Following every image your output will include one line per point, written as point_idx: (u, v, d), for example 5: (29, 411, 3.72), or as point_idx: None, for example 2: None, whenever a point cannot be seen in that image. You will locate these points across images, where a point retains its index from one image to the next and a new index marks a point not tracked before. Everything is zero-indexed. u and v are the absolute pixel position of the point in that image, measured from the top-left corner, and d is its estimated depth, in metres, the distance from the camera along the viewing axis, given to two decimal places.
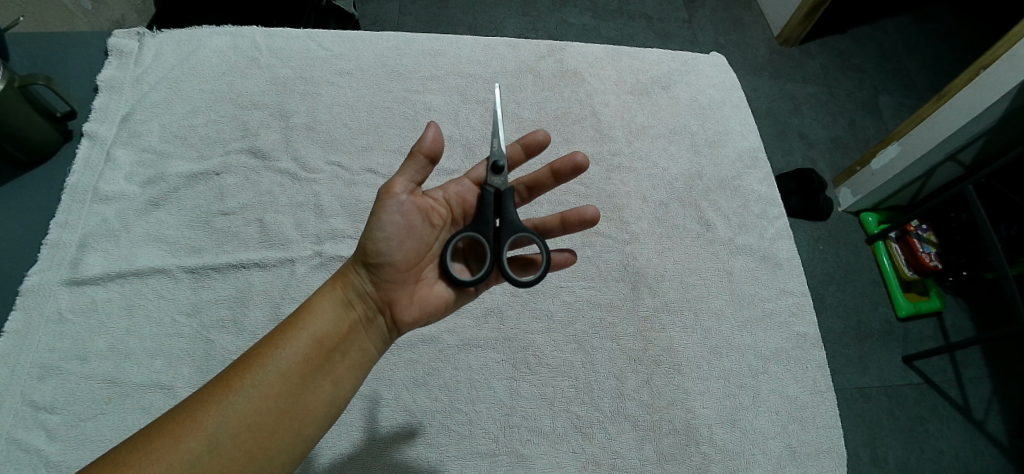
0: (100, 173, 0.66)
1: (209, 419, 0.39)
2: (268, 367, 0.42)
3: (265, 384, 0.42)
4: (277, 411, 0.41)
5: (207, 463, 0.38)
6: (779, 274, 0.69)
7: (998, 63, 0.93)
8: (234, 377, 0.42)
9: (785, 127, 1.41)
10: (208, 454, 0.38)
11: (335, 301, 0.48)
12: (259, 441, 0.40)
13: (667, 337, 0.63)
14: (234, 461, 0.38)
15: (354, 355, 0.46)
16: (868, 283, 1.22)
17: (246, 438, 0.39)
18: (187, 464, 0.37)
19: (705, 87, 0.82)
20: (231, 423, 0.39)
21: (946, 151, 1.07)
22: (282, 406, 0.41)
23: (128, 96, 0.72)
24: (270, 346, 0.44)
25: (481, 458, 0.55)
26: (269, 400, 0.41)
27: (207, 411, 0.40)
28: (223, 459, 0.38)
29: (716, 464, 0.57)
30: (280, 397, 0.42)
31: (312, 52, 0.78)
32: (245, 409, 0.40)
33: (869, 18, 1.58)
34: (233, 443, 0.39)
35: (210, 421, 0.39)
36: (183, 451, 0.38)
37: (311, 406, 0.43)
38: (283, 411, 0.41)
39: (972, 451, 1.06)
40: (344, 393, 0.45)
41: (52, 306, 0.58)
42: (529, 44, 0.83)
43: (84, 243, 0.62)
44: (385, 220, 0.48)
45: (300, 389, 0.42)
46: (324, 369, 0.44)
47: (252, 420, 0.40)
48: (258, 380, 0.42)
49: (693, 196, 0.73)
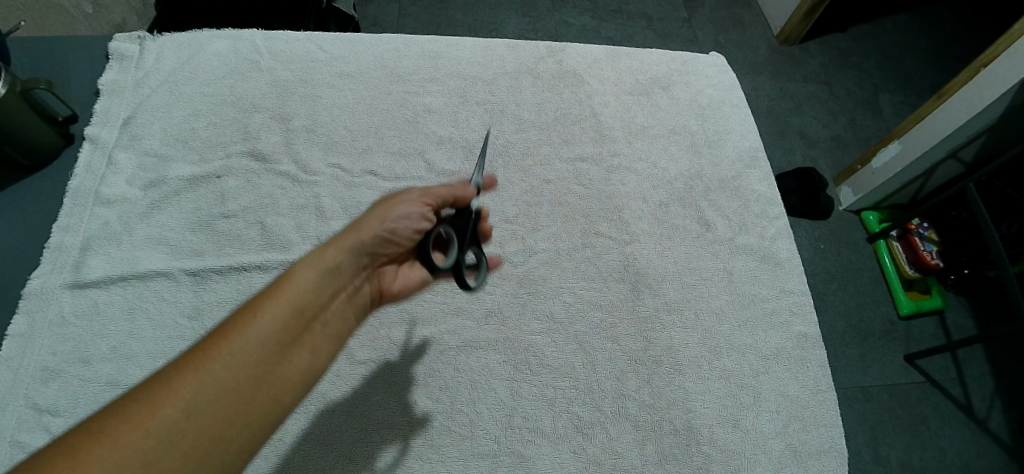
0: (102, 176, 0.67)
1: (185, 386, 0.36)
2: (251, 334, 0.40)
3: (244, 352, 0.39)
4: (257, 378, 0.39)
5: (185, 431, 0.35)
6: (779, 273, 0.69)
7: (998, 61, 0.93)
8: (211, 343, 0.39)
9: (785, 126, 1.41)
10: (186, 422, 0.35)
11: (322, 266, 0.46)
12: (237, 407, 0.38)
13: (667, 337, 0.63)
14: (213, 428, 0.36)
15: (332, 326, 0.46)
16: (868, 281, 1.22)
17: (226, 406, 0.37)
18: (163, 432, 0.34)
19: (705, 87, 0.82)
20: (210, 389, 0.37)
21: (946, 150, 1.07)
22: (262, 374, 0.39)
23: (130, 101, 0.72)
24: (247, 313, 0.41)
25: (482, 459, 0.55)
26: (248, 367, 0.39)
27: (183, 377, 0.36)
28: (201, 426, 0.35)
29: (717, 464, 0.58)
30: (261, 364, 0.40)
31: (312, 55, 0.78)
32: (223, 375, 0.38)
33: (867, 16, 1.59)
34: (211, 410, 0.36)
35: (185, 387, 0.36)
36: (156, 417, 0.34)
37: (290, 374, 0.41)
38: (263, 378, 0.39)
39: (974, 449, 1.06)
40: (320, 362, 0.44)
41: (55, 309, 0.58)
42: (529, 46, 0.83)
43: (87, 247, 0.62)
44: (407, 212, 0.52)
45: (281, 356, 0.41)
46: (305, 336, 0.43)
47: (232, 387, 0.38)
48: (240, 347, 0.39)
49: (692, 196, 0.73)
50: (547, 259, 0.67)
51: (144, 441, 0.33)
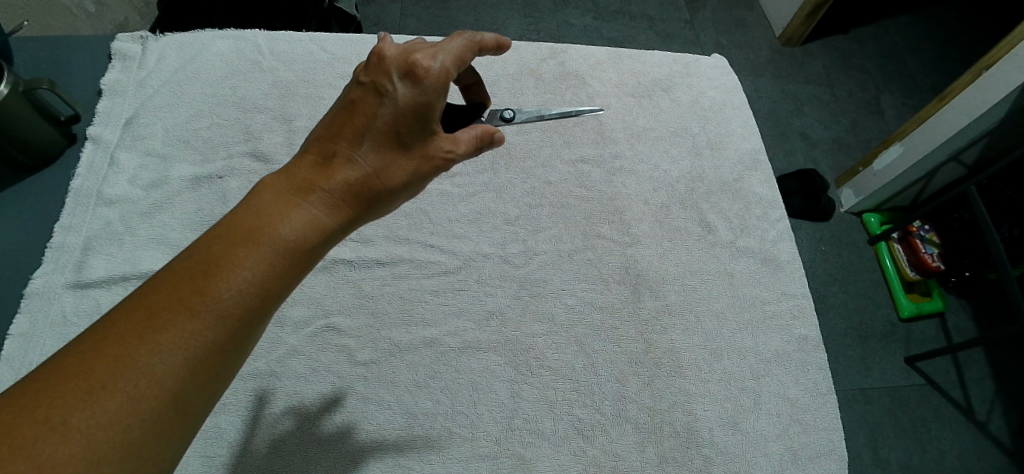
0: (104, 176, 0.67)
1: (157, 365, 0.32)
2: (221, 303, 0.35)
3: (224, 319, 0.35)
4: (235, 348, 0.35)
5: (162, 418, 0.32)
6: (781, 276, 0.69)
7: (999, 64, 0.93)
8: (183, 307, 0.34)
9: (786, 127, 1.41)
10: (163, 407, 0.32)
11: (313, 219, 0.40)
12: (209, 382, 0.34)
13: (669, 339, 0.63)
14: (186, 412, 0.33)
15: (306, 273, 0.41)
16: (869, 283, 1.22)
17: (202, 382, 0.34)
18: (133, 420, 0.31)
19: (707, 89, 0.82)
20: (186, 365, 0.33)
21: (948, 152, 1.07)
22: (240, 343, 0.36)
23: (132, 101, 0.72)
24: (224, 268, 0.35)
25: (482, 460, 0.55)
26: (229, 338, 0.35)
27: (155, 351, 0.32)
28: (172, 413, 0.32)
29: (717, 466, 0.58)
30: (241, 334, 0.35)
31: (314, 56, 0.78)
32: (202, 345, 0.34)
33: (869, 18, 1.59)
34: (185, 392, 0.33)
35: (157, 367, 0.32)
36: (125, 406, 0.30)
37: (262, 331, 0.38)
38: (238, 347, 0.35)
39: (974, 452, 1.06)
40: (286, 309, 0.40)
41: (57, 309, 0.58)
42: (531, 47, 0.83)
43: (88, 247, 0.62)
44: (429, 165, 0.46)
45: (254, 323, 0.36)
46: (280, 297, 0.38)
47: (208, 361, 0.34)
48: (207, 317, 0.34)
49: (694, 198, 0.73)
50: (547, 261, 0.67)
51: (115, 431, 0.30)
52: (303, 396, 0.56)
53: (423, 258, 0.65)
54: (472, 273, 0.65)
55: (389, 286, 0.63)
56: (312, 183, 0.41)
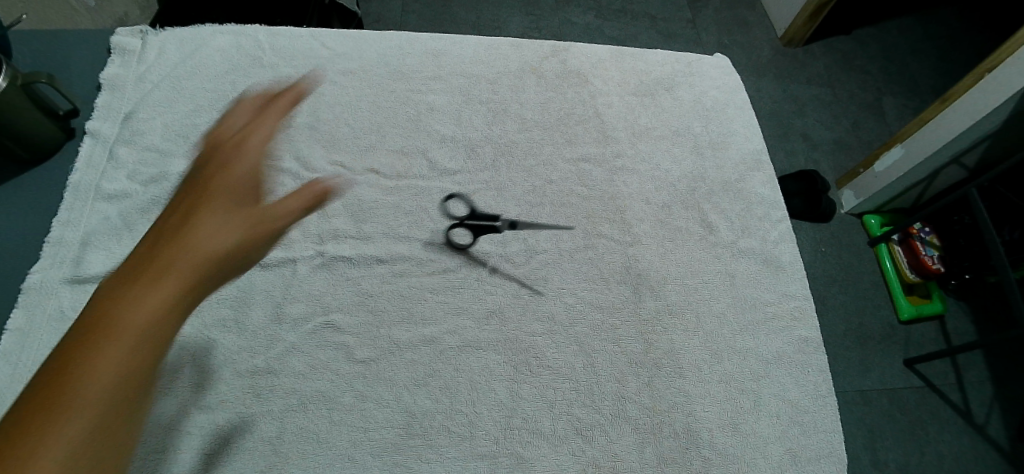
0: (103, 171, 0.66)
1: (65, 426, 0.32)
2: (116, 354, 0.36)
3: (120, 365, 0.36)
4: (132, 393, 0.36)
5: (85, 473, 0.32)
6: (782, 277, 0.69)
7: (1003, 66, 0.93)
8: (70, 370, 0.34)
9: (788, 128, 1.40)
10: (83, 462, 0.32)
11: (197, 273, 0.43)
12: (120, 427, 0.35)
13: (669, 340, 0.63)
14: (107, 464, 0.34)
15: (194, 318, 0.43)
16: (869, 285, 1.21)
17: (114, 430, 0.34)
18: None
19: (709, 89, 0.82)
20: (92, 418, 0.33)
21: (950, 154, 1.06)
22: (139, 385, 0.37)
23: (132, 95, 0.72)
24: (103, 326, 0.37)
25: (481, 459, 0.55)
26: (125, 385, 0.36)
27: (56, 416, 0.32)
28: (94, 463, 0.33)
29: (716, 467, 0.57)
30: (137, 381, 0.37)
31: (315, 51, 0.78)
32: (99, 396, 0.34)
33: (872, 19, 1.58)
34: (97, 446, 0.33)
35: (65, 426, 0.32)
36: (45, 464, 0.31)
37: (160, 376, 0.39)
38: (138, 391, 0.36)
39: (972, 454, 1.06)
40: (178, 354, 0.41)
41: (54, 304, 0.58)
42: (533, 45, 0.82)
43: (87, 242, 0.62)
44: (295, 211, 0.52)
45: (148, 367, 0.37)
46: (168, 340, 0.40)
47: (114, 409, 0.35)
48: (91, 379, 0.34)
49: (696, 198, 0.73)
50: (548, 260, 0.66)
51: None
52: (301, 393, 0.56)
53: (423, 256, 0.65)
54: (472, 272, 0.64)
55: (389, 284, 0.63)
56: (169, 241, 0.43)
